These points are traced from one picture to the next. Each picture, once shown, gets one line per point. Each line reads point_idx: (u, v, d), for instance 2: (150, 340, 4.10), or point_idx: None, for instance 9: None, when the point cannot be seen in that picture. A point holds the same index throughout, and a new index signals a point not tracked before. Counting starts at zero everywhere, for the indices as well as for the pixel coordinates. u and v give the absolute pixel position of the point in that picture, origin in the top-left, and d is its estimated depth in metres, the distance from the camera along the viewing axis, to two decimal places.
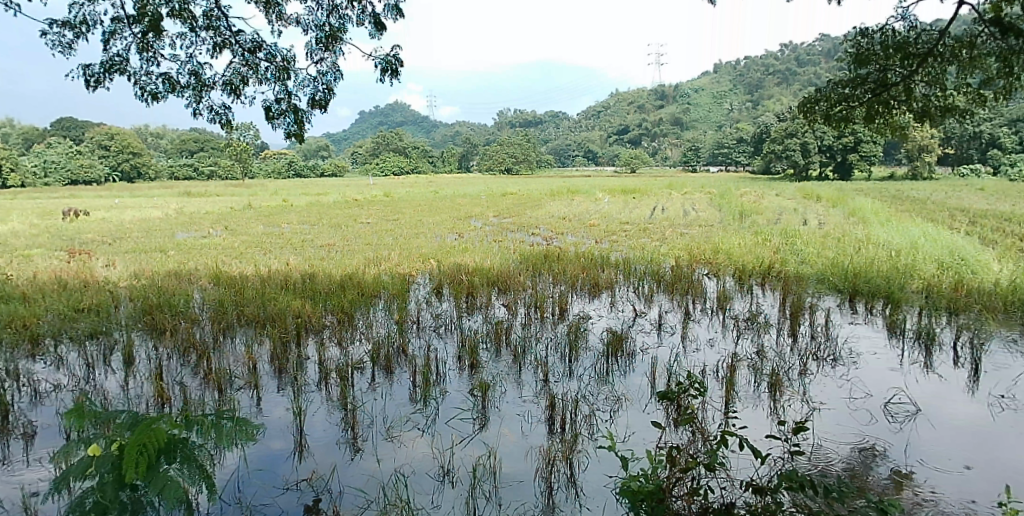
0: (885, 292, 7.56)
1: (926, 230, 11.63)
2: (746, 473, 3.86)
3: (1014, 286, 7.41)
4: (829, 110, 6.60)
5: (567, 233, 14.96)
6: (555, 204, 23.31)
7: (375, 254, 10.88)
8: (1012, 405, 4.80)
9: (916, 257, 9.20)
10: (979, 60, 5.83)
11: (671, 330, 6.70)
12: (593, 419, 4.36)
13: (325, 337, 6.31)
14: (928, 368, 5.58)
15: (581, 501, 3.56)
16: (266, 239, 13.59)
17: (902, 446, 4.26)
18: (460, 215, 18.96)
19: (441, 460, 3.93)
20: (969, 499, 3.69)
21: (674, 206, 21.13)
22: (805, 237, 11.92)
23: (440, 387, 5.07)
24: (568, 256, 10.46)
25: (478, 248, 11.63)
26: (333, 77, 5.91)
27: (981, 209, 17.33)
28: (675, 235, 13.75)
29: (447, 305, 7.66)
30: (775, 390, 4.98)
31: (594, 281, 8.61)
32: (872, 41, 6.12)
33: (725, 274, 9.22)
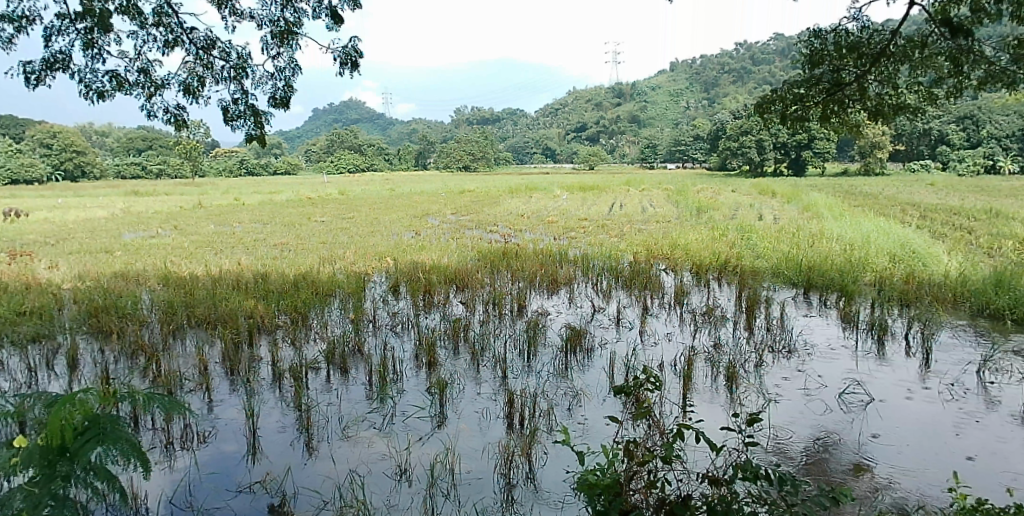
0: (839, 285, 7.73)
1: (877, 225, 11.87)
2: (702, 465, 3.92)
3: (962, 277, 7.63)
4: (784, 109, 6.64)
5: (525, 230, 14.97)
6: (514, 201, 23.38)
7: (330, 253, 10.73)
8: (962, 393, 4.93)
9: (869, 251, 9.39)
10: (930, 60, 5.92)
11: (629, 324, 6.75)
12: (552, 415, 4.36)
13: (279, 337, 6.25)
14: (881, 358, 5.70)
15: (539, 495, 3.57)
16: (217, 238, 13.36)
17: (855, 436, 4.34)
18: (417, 214, 18.88)
19: (398, 459, 3.90)
20: (921, 486, 3.78)
21: (633, 203, 21.38)
22: (761, 232, 12.11)
23: (397, 386, 5.04)
24: (527, 253, 10.47)
25: (436, 246, 11.53)
26: (290, 73, 5.83)
27: (930, 204, 17.87)
28: (634, 231, 13.84)
29: (404, 303, 7.60)
30: (732, 383, 5.04)
31: (552, 277, 8.63)
32: (824, 42, 6.18)
33: (682, 269, 9.33)
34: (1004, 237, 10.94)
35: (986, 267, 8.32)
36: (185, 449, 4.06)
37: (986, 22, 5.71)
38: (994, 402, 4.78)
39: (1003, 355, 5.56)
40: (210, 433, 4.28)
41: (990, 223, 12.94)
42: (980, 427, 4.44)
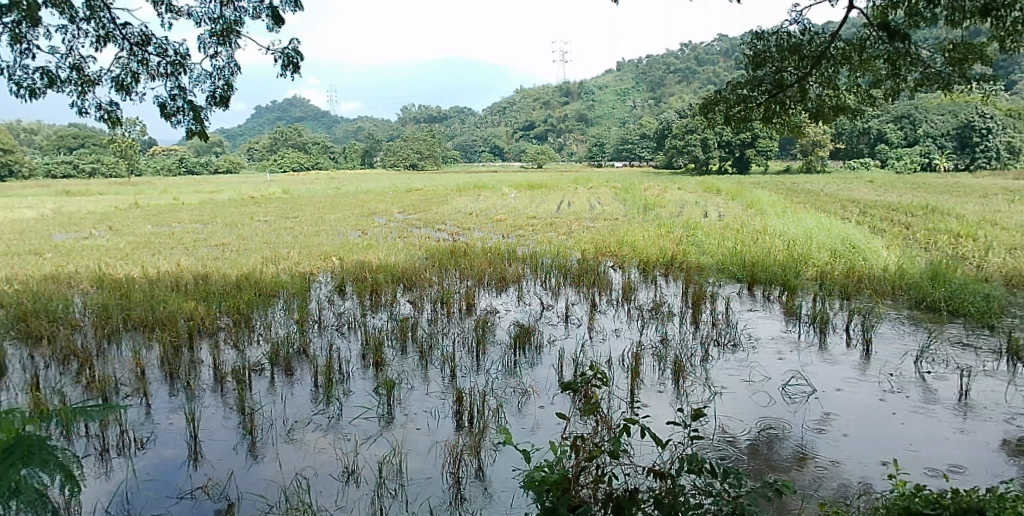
0: (782, 280, 7.92)
1: (819, 221, 12.20)
2: (649, 459, 3.98)
3: (899, 271, 7.90)
4: (728, 109, 6.73)
5: (473, 228, 14.97)
6: (462, 200, 23.38)
7: (274, 253, 10.55)
8: (901, 383, 5.10)
9: (811, 246, 9.64)
10: (868, 63, 6.05)
11: (577, 321, 6.81)
12: (501, 412, 4.37)
13: (221, 339, 6.14)
14: (823, 350, 5.86)
15: (488, 493, 3.57)
16: (154, 239, 13.08)
17: (798, 426, 4.45)
18: (362, 212, 18.71)
19: (345, 461, 3.85)
20: (862, 473, 3.90)
21: (581, 201, 21.63)
22: (706, 228, 12.33)
23: (344, 387, 4.99)
24: (475, 251, 10.45)
25: (383, 246, 11.38)
26: (231, 72, 5.71)
27: (869, 201, 18.47)
28: (582, 229, 13.96)
29: (351, 303, 7.53)
30: (679, 377, 5.12)
31: (501, 275, 8.66)
32: (767, 44, 6.28)
33: (629, 266, 9.45)
34: (939, 232, 11.37)
35: (922, 261, 8.63)
36: (123, 458, 3.96)
37: (921, 26, 5.88)
38: (931, 391, 4.96)
39: (938, 345, 5.78)
40: (148, 438, 4.19)
41: (925, 219, 13.44)
42: (919, 415, 4.60)
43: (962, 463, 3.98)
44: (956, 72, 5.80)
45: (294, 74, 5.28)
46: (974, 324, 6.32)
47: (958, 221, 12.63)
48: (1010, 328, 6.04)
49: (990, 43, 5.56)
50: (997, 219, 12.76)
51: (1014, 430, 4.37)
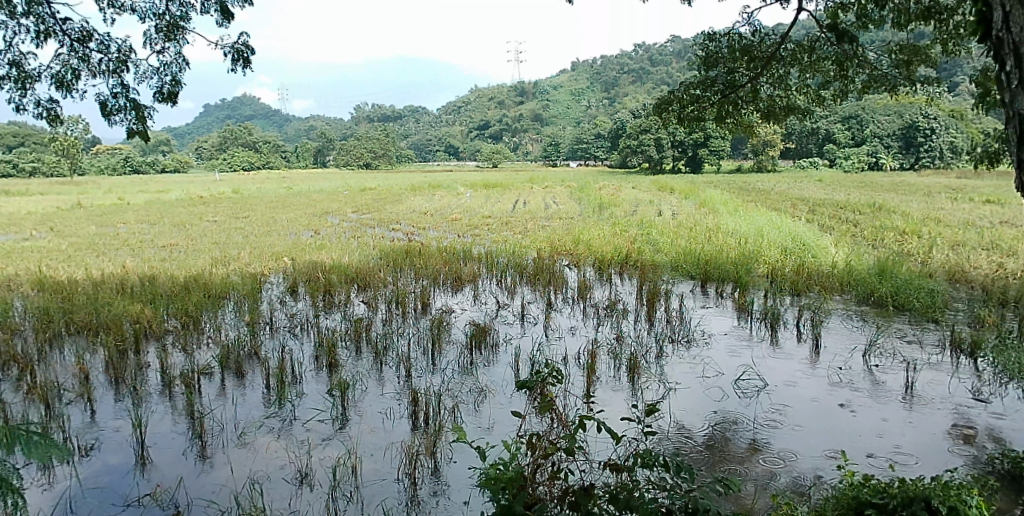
0: (734, 277, 8.08)
1: (770, 219, 12.52)
2: (605, 455, 4.02)
3: (847, 267, 8.13)
4: (682, 109, 6.76)
5: (429, 228, 14.95)
6: (415, 199, 23.32)
7: (223, 254, 10.41)
8: (850, 376, 5.25)
9: (763, 243, 9.88)
10: (818, 64, 6.20)
11: (533, 319, 6.85)
12: (456, 411, 4.38)
13: (169, 342, 6.03)
14: (775, 345, 6.00)
15: (443, 493, 3.57)
16: (98, 239, 12.82)
17: (750, 420, 4.54)
18: (317, 212, 18.53)
19: (299, 464, 3.81)
20: (811, 465, 4.00)
21: (537, 200, 21.78)
22: (661, 227, 12.51)
23: (297, 389, 4.94)
24: (430, 251, 10.43)
25: (336, 246, 11.31)
26: (178, 68, 5.60)
27: (817, 199, 19.05)
28: (538, 228, 14.03)
29: (304, 304, 7.47)
30: (635, 373, 5.18)
31: (457, 274, 8.67)
32: (719, 44, 6.35)
33: (585, 264, 9.56)
34: (886, 229, 11.74)
35: (868, 258, 8.91)
36: (66, 466, 3.85)
37: (869, 28, 6.03)
38: (879, 384, 5.11)
39: (885, 339, 5.97)
40: (92, 446, 4.08)
41: (872, 216, 13.86)
42: (867, 406, 4.74)
43: (907, 453, 4.11)
44: (902, 73, 6.00)
45: (244, 69, 5.20)
46: (920, 318, 6.54)
47: (903, 218, 13.07)
48: (953, 322, 6.26)
49: (933, 47, 5.78)
50: (939, 217, 13.26)
51: (956, 420, 4.54)
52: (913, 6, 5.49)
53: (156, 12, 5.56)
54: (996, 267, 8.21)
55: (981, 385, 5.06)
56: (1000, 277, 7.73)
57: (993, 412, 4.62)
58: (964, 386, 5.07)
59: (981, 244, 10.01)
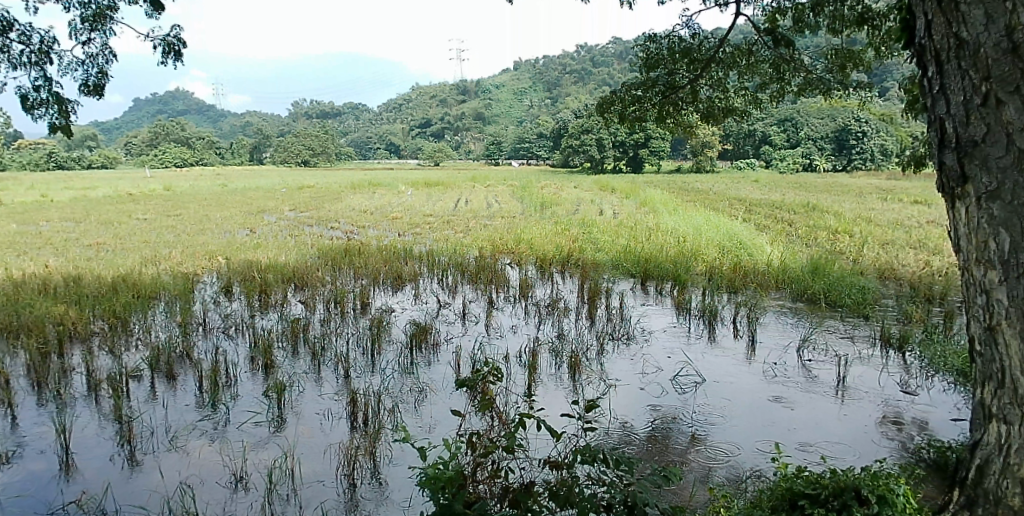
0: (673, 275, 8.28)
1: (707, 219, 12.92)
2: (544, 452, 4.09)
3: (781, 265, 8.42)
4: (623, 109, 6.81)
5: (368, 226, 14.82)
6: (355, 198, 23.08)
7: (153, 254, 10.17)
8: (784, 371, 5.43)
9: (700, 243, 10.17)
10: (754, 66, 6.38)
11: (475, 318, 6.91)
12: (396, 411, 4.39)
13: (95, 344, 5.87)
14: (713, 341, 6.17)
15: (383, 493, 3.57)
16: (20, 239, 12.14)
17: (687, 414, 4.67)
18: (253, 210, 18.21)
19: (233, 467, 3.76)
20: (744, 458, 4.13)
21: (478, 199, 22.00)
22: (602, 226, 12.73)
23: (231, 391, 4.88)
24: (370, 250, 10.36)
25: (273, 245, 11.20)
26: (105, 60, 5.41)
27: (754, 199, 19.72)
28: (479, 227, 14.09)
29: (239, 305, 7.34)
30: (575, 370, 5.27)
31: (397, 274, 8.68)
32: (659, 46, 6.40)
33: (526, 263, 9.67)
34: (819, 228, 12.21)
35: (801, 256, 9.24)
36: None
37: (806, 32, 6.19)
38: (812, 378, 5.30)
39: (818, 335, 6.21)
40: (12, 453, 3.94)
41: (806, 216, 14.33)
42: (799, 400, 4.92)
43: (836, 444, 4.29)
44: (837, 77, 6.25)
45: (175, 61, 5.06)
46: (851, 314, 6.80)
47: (836, 218, 13.61)
48: (881, 318, 6.55)
49: (866, 51, 6.02)
50: (870, 216, 13.89)
51: (884, 412, 4.75)
52: (847, 12, 5.78)
53: (78, 2, 5.34)
54: (922, 265, 8.61)
55: (909, 378, 5.30)
56: (925, 274, 8.11)
57: (920, 404, 4.85)
58: (893, 380, 5.31)
59: (907, 242, 10.51)
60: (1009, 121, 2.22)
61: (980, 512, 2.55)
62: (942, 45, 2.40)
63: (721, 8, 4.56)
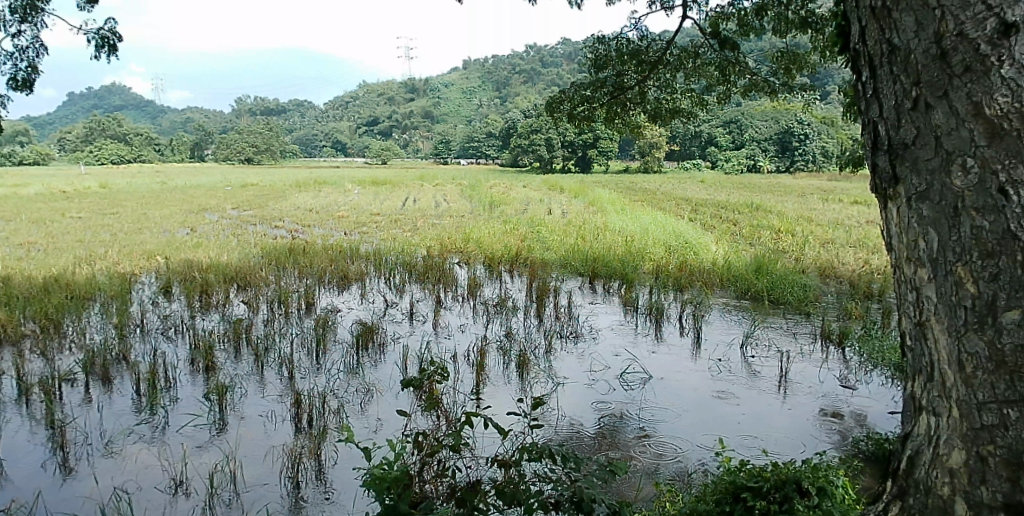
0: (620, 274, 8.44)
1: (654, 220, 13.23)
2: (491, 450, 4.16)
3: (726, 264, 8.65)
4: (572, 109, 6.83)
5: (314, 225, 14.61)
6: (301, 195, 22.79)
7: (88, 253, 9.90)
8: (728, 367, 5.59)
9: (648, 243, 10.39)
10: (701, 69, 6.51)
11: (422, 318, 6.96)
12: (341, 412, 4.41)
13: (25, 347, 5.71)
14: (659, 338, 6.32)
15: (327, 495, 3.56)
16: None
17: (633, 410, 4.77)
18: (194, 208, 17.83)
19: (172, 472, 3.69)
20: (687, 452, 4.25)
21: (427, 197, 22.09)
22: (550, 225, 12.90)
23: (170, 394, 4.82)
24: (315, 250, 10.31)
25: (215, 244, 11.05)
26: (36, 53, 5.20)
27: (700, 199, 20.24)
28: (427, 226, 14.09)
29: (178, 306, 7.25)
30: (523, 369, 5.32)
31: (343, 274, 8.65)
32: (608, 48, 6.44)
33: (475, 262, 9.73)
34: (763, 227, 12.58)
35: (745, 255, 9.53)
36: None
37: (750, 36, 6.35)
38: (755, 373, 5.48)
39: (761, 331, 6.40)
40: None
41: (750, 216, 14.77)
42: (743, 395, 5.08)
43: (775, 438, 4.44)
44: (782, 79, 6.46)
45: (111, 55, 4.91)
46: (793, 311, 7.03)
47: (778, 217, 14.08)
48: (822, 315, 6.79)
49: (809, 55, 6.24)
50: (811, 216, 14.36)
51: (825, 406, 4.93)
52: (791, 14, 5.92)
53: None
54: (862, 263, 8.95)
55: (849, 373, 5.50)
56: (864, 273, 8.43)
57: (860, 399, 5.03)
58: (833, 374, 5.50)
59: (847, 241, 10.89)
60: (938, 125, 1.70)
61: (912, 505, 1.96)
62: (873, 51, 1.90)
63: (667, 11, 4.64)
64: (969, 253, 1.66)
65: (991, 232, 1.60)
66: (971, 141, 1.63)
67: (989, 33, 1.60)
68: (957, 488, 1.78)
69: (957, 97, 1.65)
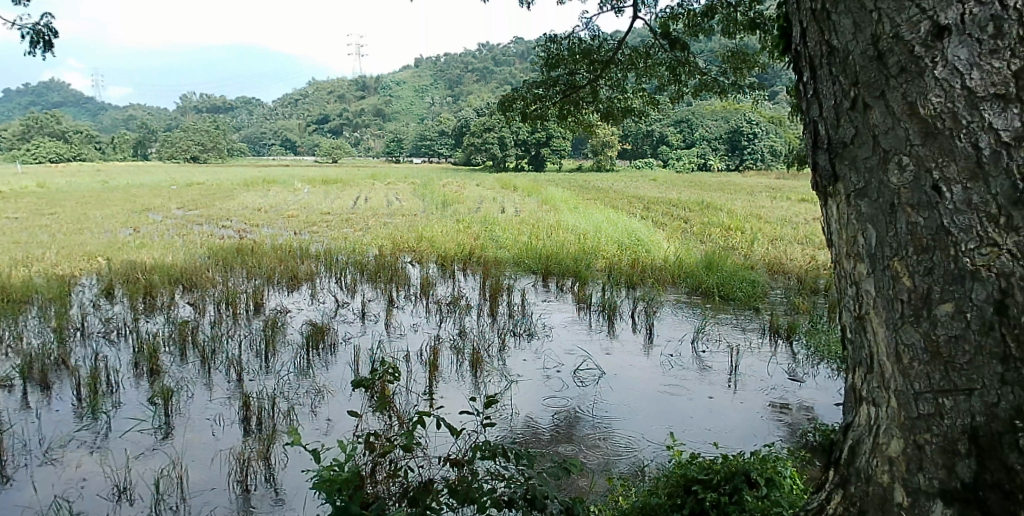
0: (573, 272, 8.55)
1: (607, 219, 13.42)
2: (444, 449, 4.22)
3: (677, 261, 8.82)
4: (525, 108, 6.87)
5: (262, 225, 14.41)
6: (249, 195, 22.42)
7: (24, 254, 9.59)
8: (679, 362, 5.73)
9: (600, 241, 10.54)
10: (652, 69, 6.63)
11: (374, 317, 6.94)
12: (292, 414, 4.40)
13: None
14: (612, 334, 6.44)
15: (277, 497, 3.55)
16: None
17: (585, 406, 4.86)
18: (137, 208, 17.34)
19: (116, 478, 3.64)
20: (640, 447, 4.34)
21: (379, 196, 21.94)
22: (504, 224, 12.96)
23: (113, 399, 4.74)
24: (264, 249, 10.17)
25: (159, 244, 10.81)
26: None
27: (652, 196, 20.60)
28: (380, 225, 14.01)
29: (120, 309, 7.09)
30: (477, 367, 5.37)
31: (292, 274, 8.56)
32: (560, 47, 6.49)
33: (427, 261, 9.74)
34: (713, 225, 12.88)
35: (695, 252, 9.75)
36: None
37: (700, 37, 6.49)
38: (705, 368, 5.62)
39: (711, 327, 6.56)
40: None
41: (701, 213, 15.11)
42: (694, 389, 5.21)
43: (725, 430, 4.57)
44: (732, 80, 6.63)
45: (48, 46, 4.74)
46: (743, 307, 7.23)
47: (728, 215, 14.44)
48: (769, 310, 7.00)
49: (757, 56, 6.41)
50: (759, 214, 14.74)
51: (774, 399, 5.08)
52: (740, 16, 6.06)
53: None
54: (807, 260, 9.25)
55: (796, 366, 5.69)
56: (810, 268, 8.71)
57: (808, 391, 5.21)
58: (781, 368, 5.67)
59: (794, 238, 11.20)
60: (876, 125, 1.72)
61: (853, 492, 2.00)
62: (815, 52, 1.92)
63: (617, 11, 4.70)
64: (905, 248, 1.68)
65: (925, 228, 1.62)
66: (907, 140, 1.64)
67: (923, 36, 1.59)
68: (896, 476, 1.83)
69: (894, 97, 1.66)
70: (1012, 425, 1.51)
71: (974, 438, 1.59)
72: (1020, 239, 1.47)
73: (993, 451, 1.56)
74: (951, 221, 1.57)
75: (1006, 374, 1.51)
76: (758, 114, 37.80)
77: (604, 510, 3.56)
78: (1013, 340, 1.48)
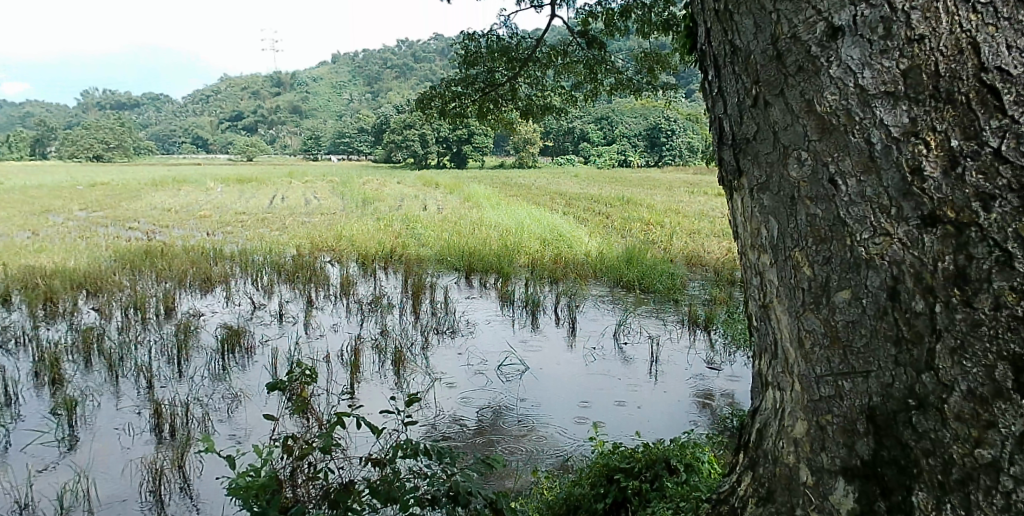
0: (496, 269, 8.64)
1: (531, 215, 13.61)
2: (365, 450, 4.28)
3: (598, 256, 9.06)
4: (444, 105, 6.91)
5: (173, 226, 13.89)
6: (159, 194, 21.47)
7: None
8: (601, 355, 5.91)
9: (523, 237, 10.73)
10: (569, 66, 6.81)
11: (293, 319, 6.83)
12: (207, 421, 4.35)
13: None
14: (535, 329, 6.58)
15: (191, 505, 3.53)
16: None
17: (510, 400, 4.97)
18: (34, 209, 16.33)
19: (16, 495, 3.52)
20: (564, 443, 4.41)
21: (296, 194, 21.36)
22: (424, 222, 12.92)
23: (11, 412, 4.54)
24: (174, 251, 9.83)
25: (59, 247, 10.28)
26: None
27: (574, 192, 21.09)
28: (299, 225, 13.75)
29: (18, 316, 6.76)
30: (399, 366, 5.39)
31: (205, 275, 8.32)
32: (477, 44, 6.59)
33: (348, 260, 9.63)
34: (633, 219, 13.30)
35: (615, 246, 10.04)
36: None
37: (616, 36, 6.72)
38: (627, 360, 5.82)
39: (632, 320, 6.78)
40: None
41: (622, 208, 15.56)
42: (617, 380, 5.39)
43: (648, 419, 4.75)
44: (645, 79, 6.94)
45: None
46: (664, 299, 7.50)
47: (648, 210, 14.93)
48: (687, 302, 7.28)
49: (669, 56, 6.69)
50: (678, 208, 15.31)
51: (695, 387, 5.31)
52: (654, 17, 6.27)
53: None
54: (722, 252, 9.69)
55: (715, 355, 5.96)
56: (724, 260, 9.14)
57: (727, 378, 5.49)
58: (700, 357, 5.94)
59: (711, 232, 11.70)
60: (776, 121, 1.68)
61: (763, 474, 2.02)
62: (719, 52, 1.88)
63: (539, 6, 4.75)
64: (804, 239, 1.68)
65: (823, 219, 1.61)
66: (805, 136, 1.61)
67: (818, 36, 1.54)
68: (802, 456, 1.83)
69: (792, 96, 1.62)
70: (904, 403, 1.51)
71: (871, 418, 1.60)
72: (909, 228, 1.43)
73: (888, 429, 1.56)
74: (845, 212, 1.55)
75: (898, 356, 1.51)
76: (678, 110, 39.13)
77: (530, 503, 3.64)
78: (904, 323, 1.48)
